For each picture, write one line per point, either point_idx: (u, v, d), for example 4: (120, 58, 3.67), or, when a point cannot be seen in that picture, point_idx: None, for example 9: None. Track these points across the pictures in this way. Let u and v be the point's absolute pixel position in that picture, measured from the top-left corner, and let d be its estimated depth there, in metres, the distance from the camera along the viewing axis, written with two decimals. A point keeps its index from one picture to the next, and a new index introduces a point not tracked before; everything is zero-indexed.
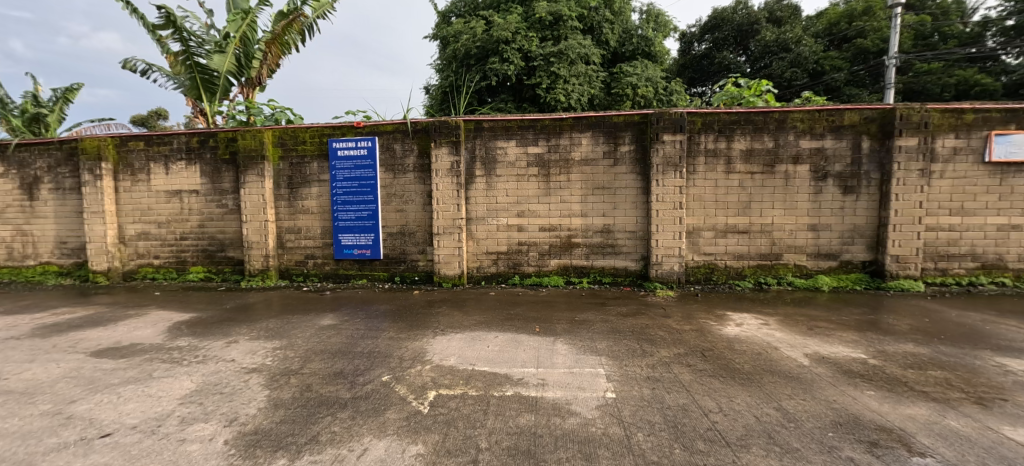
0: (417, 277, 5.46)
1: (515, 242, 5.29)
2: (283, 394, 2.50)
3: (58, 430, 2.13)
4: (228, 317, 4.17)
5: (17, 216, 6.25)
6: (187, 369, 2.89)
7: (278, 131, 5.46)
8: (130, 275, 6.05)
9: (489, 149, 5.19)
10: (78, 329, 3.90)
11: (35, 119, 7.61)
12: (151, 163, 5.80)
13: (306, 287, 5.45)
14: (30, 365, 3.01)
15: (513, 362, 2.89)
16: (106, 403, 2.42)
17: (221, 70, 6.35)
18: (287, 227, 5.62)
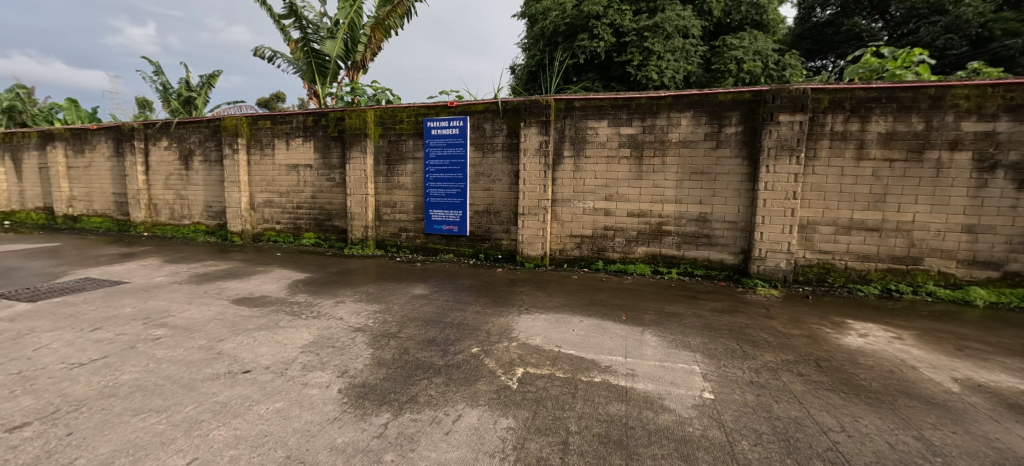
0: (500, 256, 5.59)
1: (601, 227, 5.13)
2: (385, 354, 2.72)
3: (212, 362, 2.58)
4: (334, 280, 4.65)
5: (177, 183, 7.55)
6: (306, 323, 3.27)
7: (379, 111, 5.84)
8: (257, 237, 7.01)
9: (578, 129, 5.05)
10: (222, 279, 4.64)
11: (187, 101, 9.04)
12: (276, 139, 6.59)
13: (399, 257, 5.88)
14: (189, 306, 3.65)
15: (600, 348, 2.82)
16: (246, 344, 2.84)
17: (332, 55, 6.92)
18: (384, 201, 6.06)
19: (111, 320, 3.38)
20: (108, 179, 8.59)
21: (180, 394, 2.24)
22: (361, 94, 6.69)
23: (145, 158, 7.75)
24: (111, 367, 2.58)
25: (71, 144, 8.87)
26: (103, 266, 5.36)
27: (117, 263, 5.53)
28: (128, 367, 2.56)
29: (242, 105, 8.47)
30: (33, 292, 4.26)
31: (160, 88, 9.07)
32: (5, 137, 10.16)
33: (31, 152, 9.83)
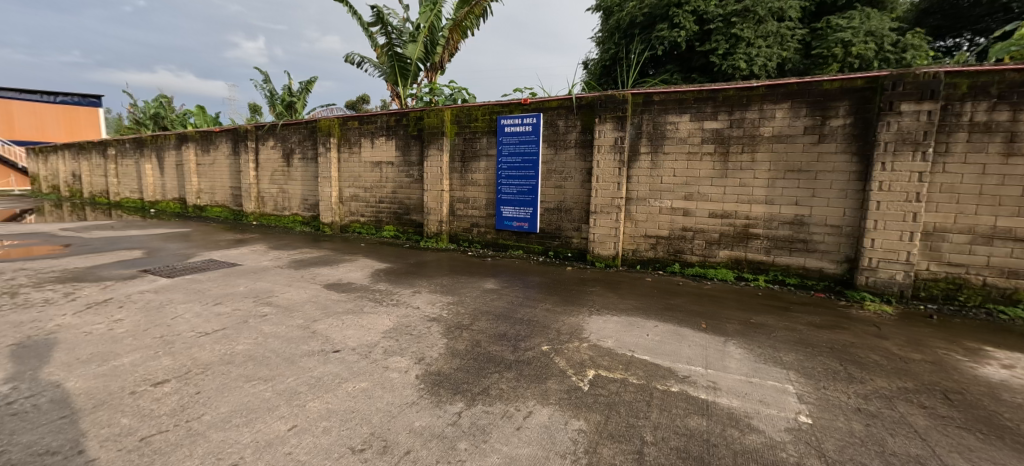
0: (570, 254, 5.54)
1: (679, 227, 4.85)
2: (458, 344, 2.85)
3: (308, 339, 2.92)
4: (411, 270, 4.95)
5: (280, 178, 8.54)
6: (387, 309, 3.53)
7: (456, 110, 6.08)
8: (344, 228, 7.69)
9: (657, 125, 4.83)
10: (316, 265, 5.17)
11: (289, 105, 10.17)
12: (362, 138, 7.16)
13: (471, 252, 6.10)
14: (290, 288, 4.13)
15: (677, 356, 2.67)
16: (336, 325, 3.15)
17: (413, 58, 7.32)
18: (458, 197, 6.30)
19: (229, 296, 3.95)
20: (227, 174, 9.98)
21: (282, 366, 2.60)
22: (439, 94, 7.01)
23: (256, 156, 8.87)
24: (230, 337, 3.03)
25: (200, 145, 10.45)
26: (223, 250, 6.24)
27: (234, 247, 6.42)
28: (242, 339, 2.98)
29: (334, 108, 9.33)
30: (174, 269, 5.12)
31: (268, 95, 10.30)
32: (153, 139, 12.26)
33: (171, 151, 11.75)
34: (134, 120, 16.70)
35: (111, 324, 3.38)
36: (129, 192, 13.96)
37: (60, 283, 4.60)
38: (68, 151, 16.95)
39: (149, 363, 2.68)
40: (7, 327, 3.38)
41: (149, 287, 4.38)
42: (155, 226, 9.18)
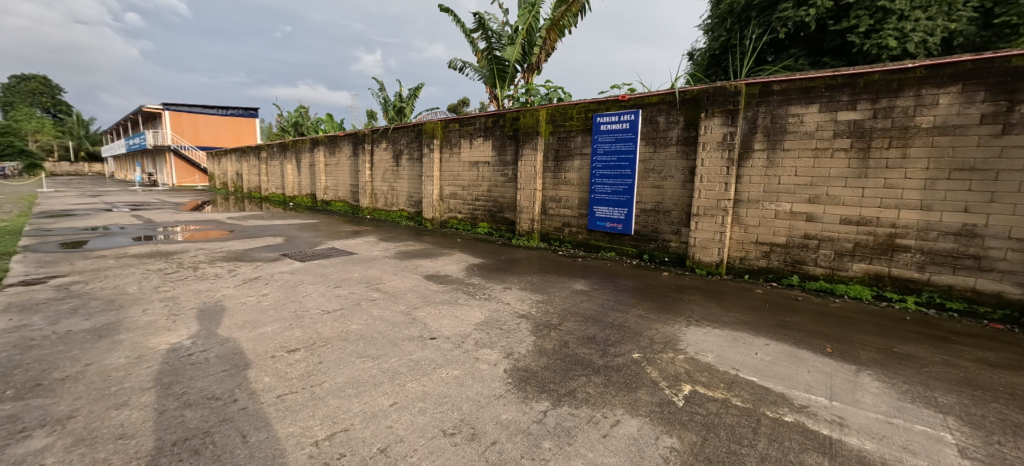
0: (667, 258, 5.25)
1: (799, 234, 4.28)
2: (546, 343, 2.92)
3: (408, 325, 3.33)
4: (502, 267, 5.12)
5: (390, 177, 9.50)
6: (479, 302, 3.74)
7: (551, 110, 6.17)
8: (443, 223, 8.26)
9: (776, 118, 4.32)
10: (418, 257, 5.64)
11: (399, 110, 11.26)
12: (462, 139, 7.64)
13: (562, 251, 6.11)
14: (395, 276, 4.60)
15: (793, 381, 2.35)
16: (432, 314, 3.53)
17: (511, 60, 7.60)
18: (550, 197, 6.36)
19: (347, 280, 4.56)
20: (347, 173, 11.42)
21: (387, 347, 3.03)
22: (535, 94, 7.15)
23: (371, 157, 9.99)
24: (346, 317, 3.56)
25: (329, 148, 12.13)
26: (343, 240, 7.17)
27: (351, 238, 7.35)
28: (355, 319, 3.50)
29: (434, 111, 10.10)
30: (307, 254, 6.05)
31: (382, 102, 11.52)
32: (293, 144, 14.57)
33: (306, 153, 13.84)
34: (281, 127, 20.09)
35: (261, 297, 4.15)
36: (275, 188, 16.81)
37: (230, 261, 5.77)
38: (235, 154, 21.03)
39: (287, 331, 3.35)
40: (195, 293, 4.35)
41: (289, 268, 5.25)
42: (293, 217, 10.93)
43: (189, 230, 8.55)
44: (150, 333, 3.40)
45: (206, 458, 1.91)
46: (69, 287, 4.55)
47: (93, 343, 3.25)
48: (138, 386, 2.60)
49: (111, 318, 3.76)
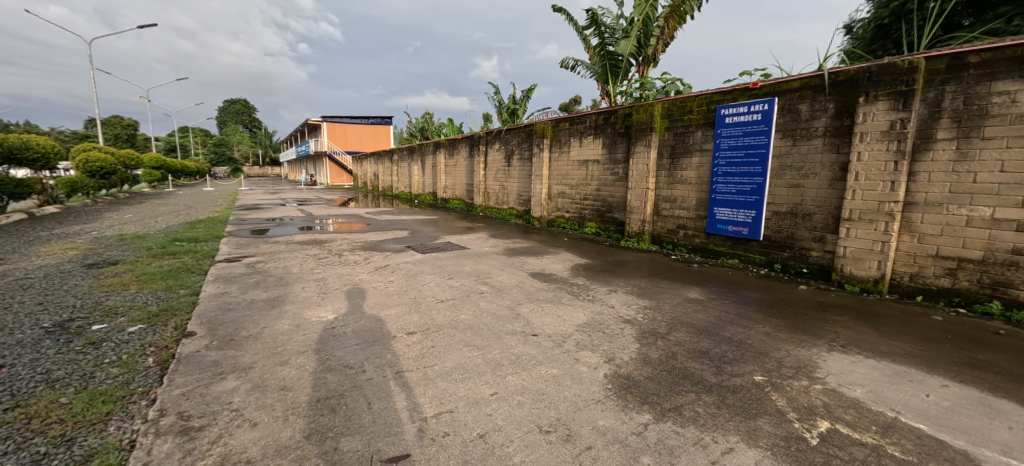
0: (804, 269, 4.90)
1: (1006, 249, 3.52)
2: (651, 352, 3.03)
3: (512, 320, 3.70)
4: (608, 269, 5.15)
5: (501, 176, 10.36)
6: (581, 303, 3.99)
7: (667, 103, 6.33)
8: (551, 222, 8.90)
9: (971, 97, 3.65)
10: (526, 253, 5.95)
11: (512, 111, 12.45)
12: (572, 138, 8.19)
13: (674, 255, 6.16)
14: (503, 271, 5.01)
15: (983, 438, 1.83)
16: (537, 311, 3.83)
17: (624, 54, 7.45)
18: (664, 196, 6.51)
19: (458, 274, 5.04)
20: (465, 172, 12.33)
21: (491, 339, 3.40)
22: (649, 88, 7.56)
23: (485, 158, 10.97)
24: (457, 307, 4.06)
25: (449, 149, 13.36)
26: (457, 236, 7.74)
27: (464, 233, 7.97)
28: (466, 309, 3.95)
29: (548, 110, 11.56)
30: (427, 247, 6.73)
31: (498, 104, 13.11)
32: (420, 147, 16.57)
33: (427, 155, 15.60)
34: (414, 132, 23.09)
35: (389, 283, 4.83)
36: (402, 187, 19.20)
37: (367, 249, 6.78)
38: (372, 157, 24.59)
39: (409, 314, 3.91)
40: (339, 276, 5.21)
41: (412, 259, 5.92)
42: (417, 212, 12.42)
43: (337, 222, 10.26)
44: (305, 306, 4.19)
45: (341, 417, 2.43)
46: (257, 264, 5.86)
47: (268, 310, 4.13)
48: (296, 349, 3.31)
49: (281, 290, 4.71)
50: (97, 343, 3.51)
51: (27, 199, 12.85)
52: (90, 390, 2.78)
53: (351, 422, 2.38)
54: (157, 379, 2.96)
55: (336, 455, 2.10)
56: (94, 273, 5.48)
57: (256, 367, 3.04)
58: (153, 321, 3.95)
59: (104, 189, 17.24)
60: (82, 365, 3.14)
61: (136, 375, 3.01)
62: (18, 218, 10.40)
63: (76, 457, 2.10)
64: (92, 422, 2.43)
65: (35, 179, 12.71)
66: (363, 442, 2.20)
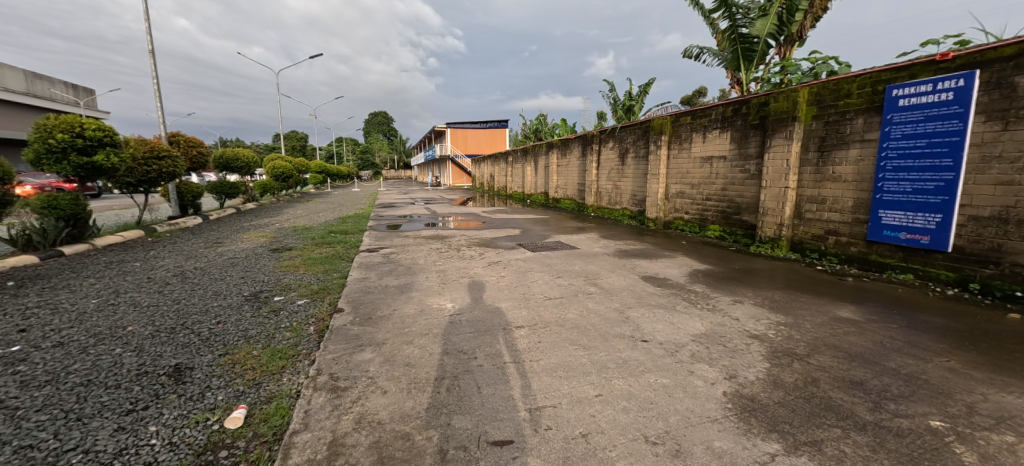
0: (1019, 292, 4.04)
1: None
2: (784, 374, 2.79)
3: (621, 324, 3.77)
4: (736, 276, 5.34)
5: (616, 175, 11.39)
6: (699, 313, 4.01)
7: (816, 87, 5.88)
8: (667, 223, 9.23)
9: None
10: (640, 257, 6.41)
11: (628, 108, 14.20)
12: (694, 133, 8.35)
13: (820, 266, 5.75)
14: (614, 274, 5.47)
15: None
16: (647, 317, 3.94)
17: (761, 35, 8.26)
18: (808, 197, 6.06)
19: (567, 273, 5.53)
20: (577, 173, 13.91)
21: (598, 340, 3.44)
22: (793, 71, 8.06)
23: (598, 157, 12.33)
24: (564, 305, 4.33)
25: (562, 150, 15.13)
26: (568, 235, 8.41)
27: (575, 233, 8.62)
28: (572, 309, 4.20)
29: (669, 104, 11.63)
30: (538, 246, 7.28)
31: (614, 102, 14.73)
32: (533, 149, 18.04)
33: (542, 156, 17.04)
34: (528, 134, 24.40)
35: (501, 278, 5.31)
36: (517, 187, 20.64)
37: (483, 246, 7.37)
38: (488, 160, 26.68)
39: (517, 310, 4.17)
40: (458, 269, 5.80)
41: (523, 257, 6.45)
42: (529, 212, 13.18)
43: (455, 220, 11.33)
44: (428, 294, 4.77)
45: (454, 397, 2.67)
46: (391, 254, 6.76)
47: (399, 295, 4.77)
48: (420, 332, 3.75)
49: (408, 278, 5.38)
50: (277, 311, 4.49)
51: (237, 197, 16.98)
52: (271, 347, 3.59)
53: (463, 403, 2.59)
54: (315, 344, 3.65)
55: (449, 429, 2.32)
56: (278, 255, 7.05)
57: (387, 344, 3.52)
58: (314, 296, 4.91)
59: (284, 190, 21.81)
60: (267, 327, 4.06)
61: (302, 339, 3.78)
62: (230, 212, 13.76)
63: (262, 399, 2.79)
64: (271, 374, 3.13)
65: (243, 183, 16.70)
66: (472, 421, 2.39)
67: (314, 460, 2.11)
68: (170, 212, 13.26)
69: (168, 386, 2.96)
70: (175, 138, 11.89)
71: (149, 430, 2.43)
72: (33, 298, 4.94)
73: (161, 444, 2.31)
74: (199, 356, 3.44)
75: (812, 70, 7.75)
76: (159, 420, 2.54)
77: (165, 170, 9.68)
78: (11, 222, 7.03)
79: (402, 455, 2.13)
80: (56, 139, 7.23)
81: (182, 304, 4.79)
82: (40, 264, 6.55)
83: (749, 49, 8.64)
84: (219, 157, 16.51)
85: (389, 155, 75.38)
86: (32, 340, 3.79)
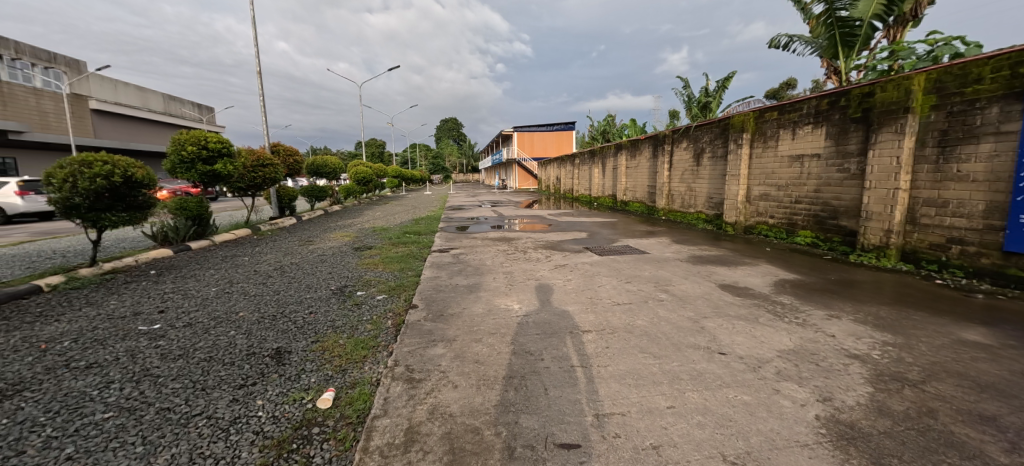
0: None
1: None
2: (892, 401, 2.47)
3: (696, 334, 3.58)
4: (832, 289, 4.79)
5: (689, 177, 10.81)
6: (787, 327, 3.67)
7: (936, 73, 5.11)
8: (748, 228, 8.55)
9: None
10: (717, 264, 6.01)
11: (703, 105, 13.45)
12: (782, 129, 7.63)
13: (940, 279, 4.95)
14: (688, 281, 5.20)
15: None
16: (726, 328, 3.70)
17: (865, 17, 7.33)
18: (925, 199, 5.29)
19: (636, 278, 5.38)
20: (647, 175, 13.44)
21: (669, 350, 3.30)
22: (905, 56, 7.04)
23: (670, 158, 11.79)
24: (633, 311, 4.20)
25: (631, 151, 14.76)
26: (637, 239, 8.17)
27: (644, 237, 8.34)
28: (641, 315, 4.08)
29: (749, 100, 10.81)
30: (605, 249, 7.17)
31: (688, 100, 14.04)
32: (601, 150, 17.89)
33: (610, 158, 16.85)
34: (595, 136, 24.03)
35: (567, 281, 5.33)
36: (583, 190, 20.47)
37: (548, 248, 7.39)
38: (554, 162, 26.73)
39: (585, 315, 4.15)
40: (524, 271, 5.90)
41: (589, 260, 6.40)
42: (595, 215, 12.98)
43: (520, 222, 11.53)
44: (496, 294, 4.92)
45: (521, 396, 2.74)
46: (460, 255, 7.08)
47: (468, 294, 4.99)
48: (488, 330, 3.89)
49: (477, 279, 5.60)
50: (359, 305, 4.93)
51: (325, 200, 18.83)
52: (355, 338, 3.95)
53: (529, 403, 2.65)
54: (392, 337, 3.95)
55: (517, 427, 2.38)
56: (359, 253, 7.73)
57: (457, 340, 3.70)
58: (391, 292, 5.31)
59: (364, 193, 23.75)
60: (351, 319, 4.48)
61: (381, 331, 4.12)
62: (319, 213, 15.33)
63: (347, 384, 3.09)
64: (355, 362, 3.45)
65: (330, 187, 18.52)
66: (539, 421, 2.44)
67: (393, 444, 2.29)
68: (271, 213, 15.13)
69: (271, 366, 3.39)
70: (276, 148, 13.59)
71: (257, 403, 2.81)
72: (170, 285, 5.93)
73: (266, 417, 2.66)
74: (296, 342, 3.90)
75: (930, 53, 6.69)
76: (265, 395, 2.93)
77: (268, 176, 11.06)
78: (154, 221, 8.48)
79: (472, 448, 2.23)
80: (189, 150, 8.64)
81: (282, 294, 5.45)
82: (174, 257, 7.81)
83: (849, 34, 7.74)
84: (311, 164, 18.50)
85: (456, 159, 78.78)
86: (170, 319, 4.56)
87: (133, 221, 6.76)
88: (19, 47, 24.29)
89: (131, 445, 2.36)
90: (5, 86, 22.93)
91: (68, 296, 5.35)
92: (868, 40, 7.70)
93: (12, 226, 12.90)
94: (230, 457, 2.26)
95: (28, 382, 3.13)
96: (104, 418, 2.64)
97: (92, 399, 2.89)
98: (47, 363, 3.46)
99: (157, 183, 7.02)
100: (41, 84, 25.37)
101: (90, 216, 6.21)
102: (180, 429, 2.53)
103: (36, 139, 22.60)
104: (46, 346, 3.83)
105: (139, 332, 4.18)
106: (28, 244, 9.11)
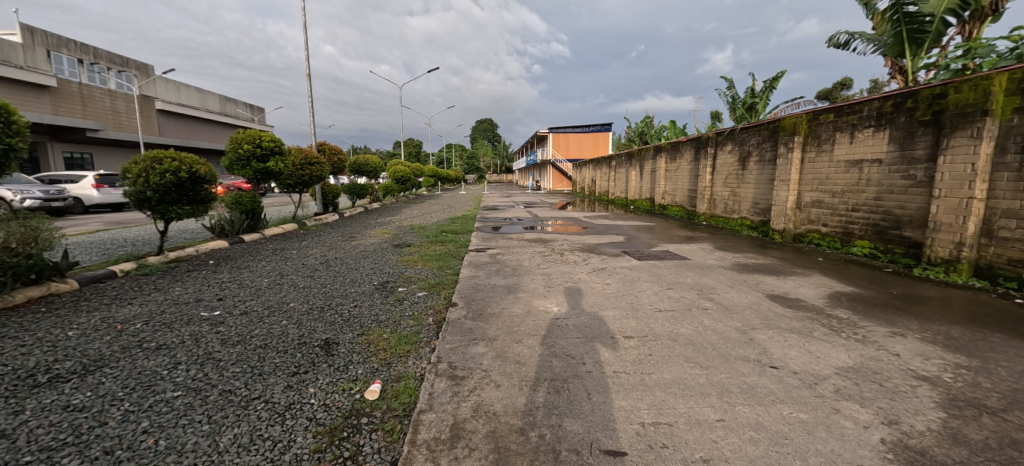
0: None
1: None
2: (968, 429, 2.29)
3: (746, 346, 3.46)
4: (894, 304, 4.48)
5: (734, 181, 10.42)
6: (846, 344, 3.48)
7: (1019, 72, 4.68)
8: (798, 236, 8.15)
9: None
10: (764, 273, 5.77)
11: (749, 106, 12.91)
12: (838, 132, 7.21)
13: (1019, 298, 4.53)
14: (736, 290, 5.00)
15: None
16: (778, 341, 3.55)
17: (937, 13, 6.82)
18: (1004, 210, 4.85)
19: (679, 285, 5.24)
20: (687, 178, 13.06)
21: (717, 361, 3.20)
22: (984, 53, 6.47)
23: (713, 161, 11.41)
24: (677, 319, 4.10)
25: (670, 154, 14.42)
26: (677, 244, 7.96)
27: (685, 243, 8.10)
28: (686, 324, 3.97)
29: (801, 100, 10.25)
30: (644, 254, 7.04)
31: (734, 101, 13.52)
32: (639, 153, 17.56)
33: (648, 161, 16.53)
34: (632, 138, 23.64)
35: (606, 285, 5.28)
36: (620, 193, 20.15)
37: (585, 251, 7.35)
38: (590, 163, 26.52)
39: (626, 320, 4.09)
40: (562, 274, 5.89)
41: (629, 264, 6.30)
42: (632, 218, 12.70)
43: (555, 224, 11.49)
44: (535, 295, 4.96)
45: (565, 398, 2.75)
46: (497, 255, 7.17)
47: (507, 294, 5.04)
48: (528, 332, 3.91)
49: (515, 280, 5.64)
50: (401, 300, 5.09)
51: (365, 198, 19.50)
52: (398, 332, 4.08)
53: (573, 406, 2.65)
54: (434, 334, 4.06)
55: (561, 430, 2.38)
56: (399, 250, 7.97)
57: (498, 340, 3.75)
58: (431, 289, 5.44)
59: (402, 192, 24.49)
60: (394, 313, 4.65)
61: (422, 327, 4.23)
62: (360, 211, 15.88)
63: (392, 377, 3.20)
64: (399, 356, 3.56)
65: (370, 185, 19.16)
66: (583, 426, 2.43)
67: (439, 438, 2.35)
68: (315, 209, 15.86)
69: (320, 356, 3.57)
70: (322, 147, 14.27)
71: (309, 391, 2.96)
72: (227, 274, 6.36)
73: (318, 404, 2.80)
74: (342, 334, 4.09)
75: (1013, 51, 6.12)
76: (316, 384, 3.08)
77: (314, 174, 11.59)
78: (212, 214, 9.06)
79: (517, 448, 2.26)
80: (245, 149, 9.21)
81: (328, 288, 5.71)
82: (229, 248, 8.34)
83: (918, 31, 7.21)
84: (353, 163, 19.28)
85: (490, 160, 80.16)
86: (228, 307, 4.89)
87: (194, 214, 7.24)
88: (98, 53, 26.77)
89: (198, 423, 2.55)
90: (85, 89, 25.35)
91: (138, 281, 5.84)
92: (940, 36, 7.13)
93: (90, 216, 14.22)
94: (286, 440, 2.39)
95: (108, 359, 3.45)
96: (173, 396, 2.87)
97: (163, 378, 3.15)
98: (123, 343, 3.80)
99: (217, 179, 7.51)
100: (115, 86, 27.84)
101: (159, 208, 6.72)
102: (241, 410, 2.71)
103: (109, 137, 24.83)
104: (121, 327, 4.19)
105: (201, 318, 4.50)
106: (105, 232, 10.00)
